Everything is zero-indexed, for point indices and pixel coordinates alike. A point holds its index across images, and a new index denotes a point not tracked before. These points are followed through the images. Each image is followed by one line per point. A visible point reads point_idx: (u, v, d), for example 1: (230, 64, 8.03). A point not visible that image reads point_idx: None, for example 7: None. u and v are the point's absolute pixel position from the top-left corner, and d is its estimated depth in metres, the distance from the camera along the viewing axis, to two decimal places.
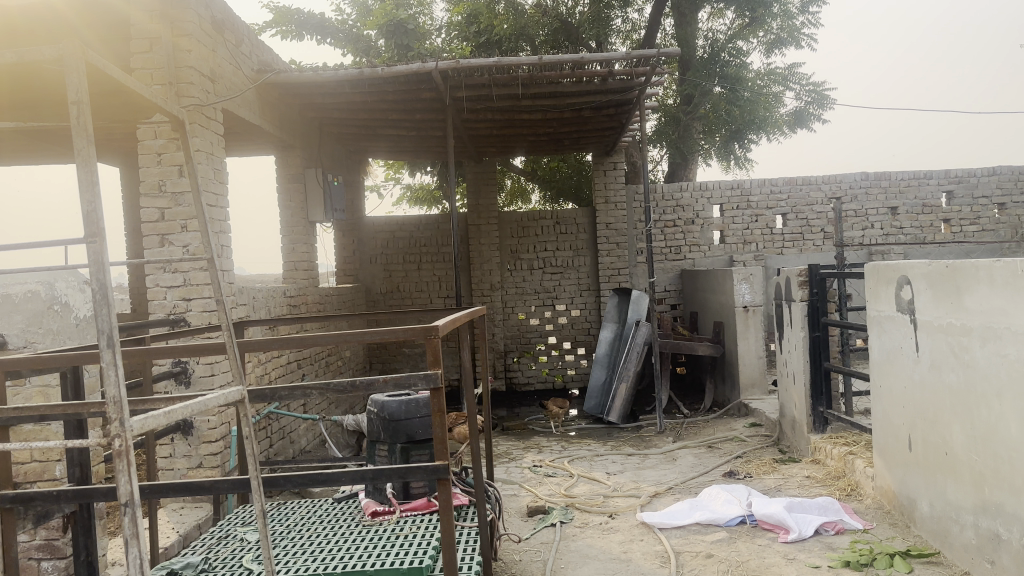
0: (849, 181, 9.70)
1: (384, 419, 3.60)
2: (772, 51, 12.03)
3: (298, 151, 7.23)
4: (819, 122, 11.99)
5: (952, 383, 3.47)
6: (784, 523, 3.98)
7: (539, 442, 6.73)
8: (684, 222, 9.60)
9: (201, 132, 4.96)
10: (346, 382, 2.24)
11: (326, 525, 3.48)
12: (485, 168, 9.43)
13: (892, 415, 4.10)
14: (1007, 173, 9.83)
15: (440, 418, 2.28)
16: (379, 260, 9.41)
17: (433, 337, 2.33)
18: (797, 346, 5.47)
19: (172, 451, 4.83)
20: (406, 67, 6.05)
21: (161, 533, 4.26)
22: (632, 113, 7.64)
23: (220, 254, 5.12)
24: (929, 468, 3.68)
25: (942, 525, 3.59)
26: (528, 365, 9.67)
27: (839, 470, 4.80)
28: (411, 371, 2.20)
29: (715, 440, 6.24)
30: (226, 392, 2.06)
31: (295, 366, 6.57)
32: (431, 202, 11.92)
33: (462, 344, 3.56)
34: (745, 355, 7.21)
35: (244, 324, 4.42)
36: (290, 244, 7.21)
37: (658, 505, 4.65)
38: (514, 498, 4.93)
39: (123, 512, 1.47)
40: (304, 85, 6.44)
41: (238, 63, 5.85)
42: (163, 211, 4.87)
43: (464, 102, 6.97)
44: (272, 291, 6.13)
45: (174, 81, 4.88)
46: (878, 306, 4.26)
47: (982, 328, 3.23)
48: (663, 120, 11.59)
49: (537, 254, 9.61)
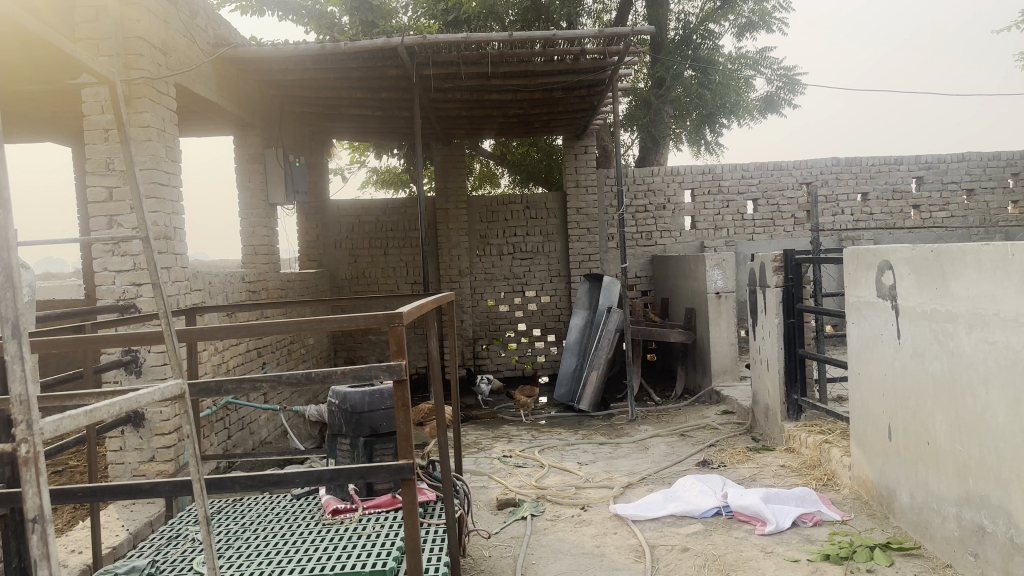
0: (820, 166, 9.65)
1: (346, 411, 3.42)
2: (744, 35, 11.88)
3: (258, 130, 6.96)
4: (790, 107, 11.96)
5: (935, 372, 3.37)
6: (761, 514, 3.87)
7: (508, 431, 6.57)
8: (655, 207, 9.48)
9: (151, 107, 4.69)
10: (300, 374, 2.04)
11: (283, 524, 3.27)
12: (453, 150, 9.21)
13: (871, 405, 4.00)
14: (976, 159, 9.84)
15: (404, 413, 2.09)
16: (344, 245, 9.16)
17: (396, 324, 2.13)
18: (771, 333, 5.36)
19: (122, 444, 4.59)
20: (371, 42, 5.80)
21: (109, 531, 4.03)
22: (604, 95, 7.44)
23: (173, 237, 4.86)
24: (910, 458, 3.59)
25: (923, 517, 3.50)
26: (498, 352, 9.50)
27: (815, 459, 4.71)
28: (372, 362, 2.02)
29: (688, 427, 6.13)
30: (161, 388, 1.81)
31: (255, 355, 6.33)
32: (398, 184, 11.66)
33: (429, 333, 3.36)
34: (717, 341, 7.11)
35: (196, 309, 4.16)
36: (250, 226, 6.95)
37: (631, 496, 4.51)
38: (483, 490, 4.76)
39: (31, 528, 1.27)
40: (263, 61, 6.16)
41: (193, 36, 5.57)
42: (111, 190, 4.60)
43: (431, 80, 6.73)
44: (230, 275, 5.87)
45: (121, 52, 4.61)
46: (857, 291, 4.16)
47: (968, 315, 3.12)
48: (634, 104, 11.45)
49: (507, 239, 9.42)
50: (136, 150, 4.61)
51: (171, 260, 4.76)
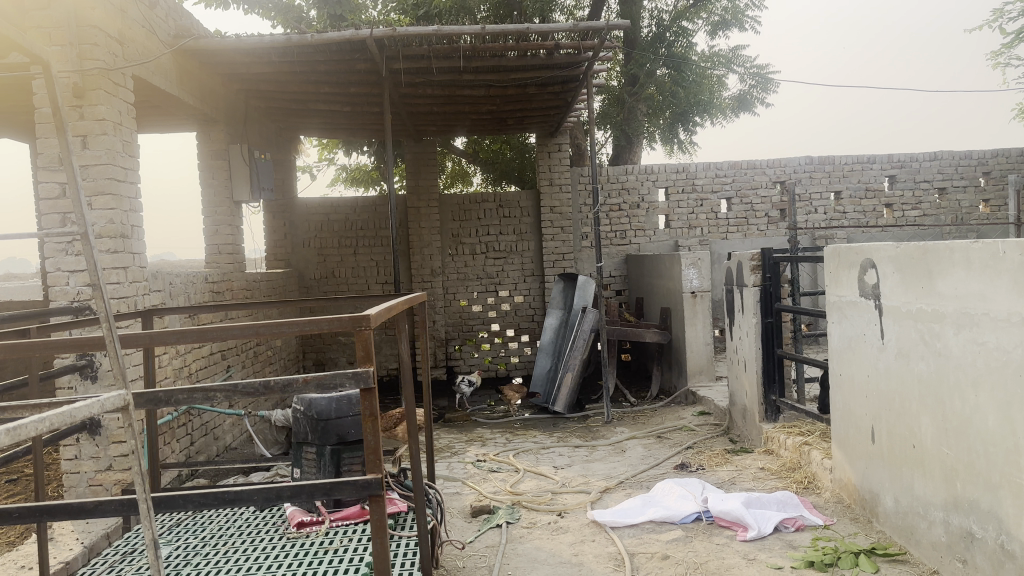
0: (794, 165, 9.63)
1: (312, 419, 3.25)
2: (716, 33, 11.82)
3: (222, 124, 6.75)
4: (763, 106, 11.95)
5: (921, 373, 3.29)
6: (742, 520, 3.76)
7: (482, 434, 6.43)
8: (630, 206, 9.40)
9: (107, 99, 4.47)
10: (258, 383, 1.88)
11: (244, 538, 3.10)
12: (425, 148, 9.04)
13: (853, 407, 3.91)
14: (947, 158, 9.88)
15: (372, 424, 1.94)
16: (312, 244, 8.95)
17: (364, 328, 1.96)
18: (748, 333, 5.27)
19: (78, 453, 4.37)
20: (339, 34, 5.61)
21: (62, 545, 3.82)
22: (578, 91, 7.32)
23: (132, 236, 4.65)
24: (895, 461, 3.51)
25: (908, 521, 3.42)
26: (471, 353, 9.34)
27: (795, 461, 4.62)
28: (337, 370, 1.87)
29: (664, 429, 6.02)
30: (101, 400, 1.63)
31: (218, 358, 6.11)
32: (368, 182, 11.47)
33: (400, 336, 3.19)
34: (693, 341, 7.01)
35: (154, 311, 3.94)
36: (214, 224, 6.75)
37: (609, 501, 4.39)
38: (456, 497, 4.61)
39: None
40: (226, 52, 5.94)
41: (153, 27, 5.36)
42: (65, 186, 4.40)
43: (402, 74, 6.57)
44: (192, 275, 5.66)
45: (76, 42, 4.39)
46: (838, 291, 4.09)
47: (956, 315, 3.04)
48: (607, 101, 11.38)
49: (480, 238, 9.28)
50: (91, 144, 4.40)
51: (129, 260, 4.55)
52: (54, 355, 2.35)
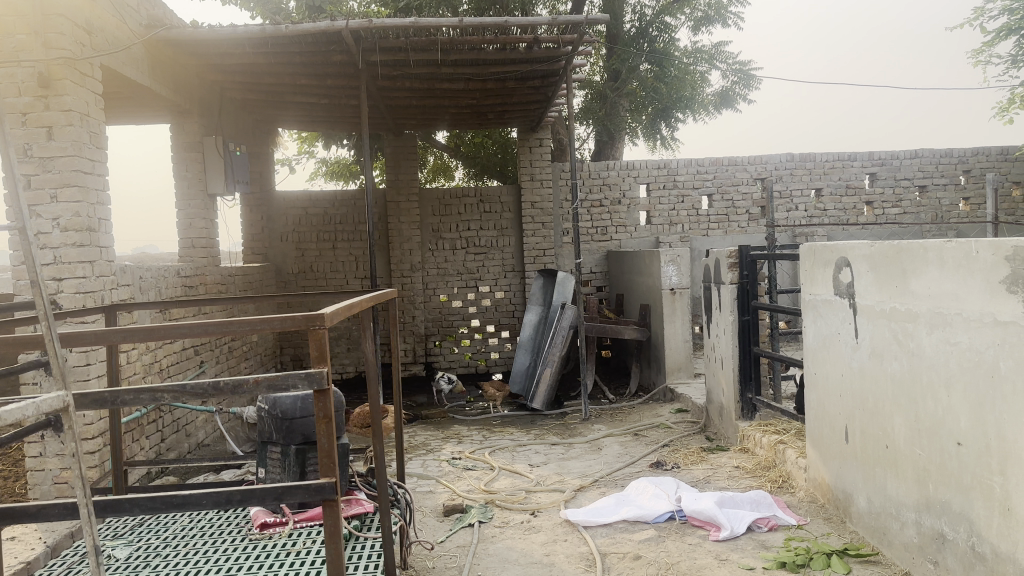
0: (775, 162, 9.63)
1: (277, 417, 3.19)
2: (699, 29, 11.79)
3: (196, 116, 6.65)
4: (745, 102, 11.95)
5: (894, 373, 3.27)
6: (715, 519, 3.73)
7: (459, 431, 6.37)
8: (611, 202, 9.36)
9: (74, 88, 4.36)
10: (206, 384, 1.82)
11: (206, 539, 3.03)
12: (404, 142, 8.96)
13: (827, 406, 3.89)
14: (927, 156, 9.91)
15: (326, 425, 1.88)
16: (290, 238, 8.86)
17: (318, 326, 1.89)
18: (725, 330, 5.24)
19: (42, 450, 4.28)
20: (314, 25, 5.53)
21: (24, 545, 3.73)
22: (559, 86, 7.27)
23: (99, 229, 4.56)
24: (869, 461, 3.49)
25: (881, 522, 3.40)
26: (451, 349, 9.28)
27: (770, 460, 4.59)
28: (289, 371, 1.82)
29: (641, 427, 5.99)
30: (36, 402, 1.57)
31: (190, 353, 6.02)
32: (348, 176, 11.38)
33: (366, 333, 3.13)
34: (671, 338, 6.99)
35: (119, 306, 3.85)
36: (187, 218, 6.65)
37: (583, 500, 4.35)
38: (429, 495, 4.56)
39: None
40: (200, 43, 5.84)
41: (124, 15, 5.26)
42: (29, 178, 4.30)
43: (379, 67, 6.49)
44: (163, 270, 5.57)
45: (40, 30, 4.28)
46: (813, 289, 4.07)
47: (929, 314, 3.02)
48: (589, 96, 11.33)
49: (460, 233, 9.21)
50: (56, 135, 4.30)
51: (95, 254, 4.46)
52: (15, 353, 2.27)
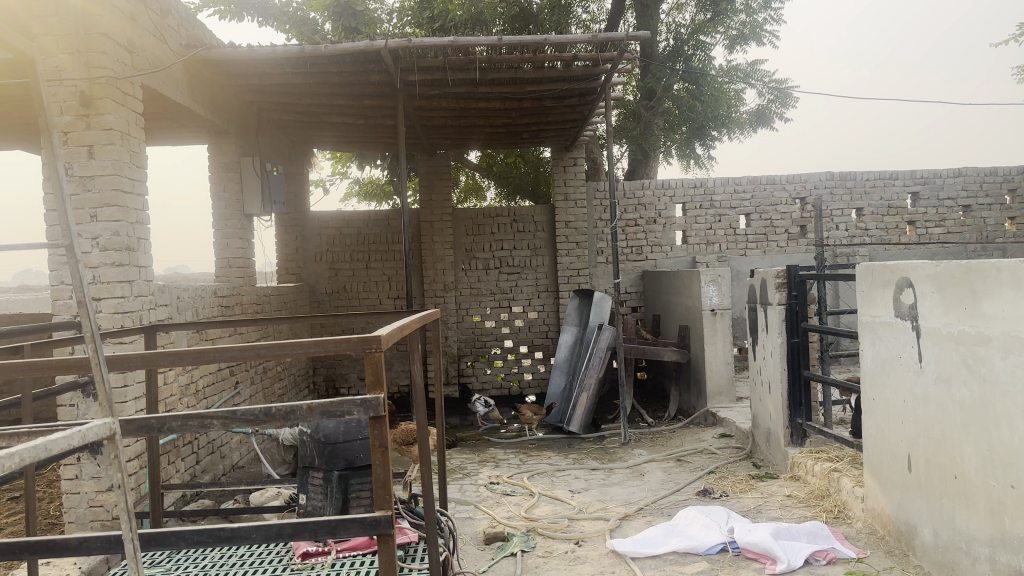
0: (814, 181, 9.45)
1: (319, 443, 3.10)
2: (734, 47, 11.68)
3: (233, 137, 6.66)
4: (782, 120, 11.80)
5: (964, 400, 3.10)
6: (771, 552, 3.56)
7: (495, 455, 6.25)
8: (646, 222, 9.23)
9: (115, 108, 4.35)
10: (258, 411, 1.72)
11: (246, 568, 2.92)
12: (438, 162, 8.92)
13: (887, 433, 3.72)
14: (972, 175, 9.67)
15: (382, 455, 1.77)
16: (324, 259, 8.85)
17: (374, 349, 1.79)
18: (773, 353, 5.07)
19: (79, 472, 4.22)
20: (352, 45, 5.49)
21: (59, 569, 3.66)
22: (596, 104, 7.17)
23: (137, 249, 4.52)
24: (934, 492, 3.32)
25: (950, 557, 3.21)
26: (483, 370, 9.16)
27: (823, 489, 4.41)
28: (344, 397, 1.72)
29: (684, 452, 5.82)
30: (83, 430, 1.47)
31: (226, 374, 5.98)
32: (382, 197, 11.40)
33: (412, 355, 3.03)
34: (712, 360, 6.81)
35: (158, 327, 3.78)
36: (224, 238, 6.62)
37: (629, 529, 4.20)
38: (469, 522, 4.43)
39: None
40: (239, 63, 5.84)
41: (164, 36, 5.27)
42: (71, 197, 4.29)
43: (416, 86, 6.46)
44: (201, 290, 5.54)
45: (82, 49, 4.28)
46: (871, 311, 3.91)
47: (1003, 338, 2.85)
48: (623, 116, 11.27)
49: (493, 253, 9.13)
50: (97, 155, 4.28)
51: (135, 273, 4.43)
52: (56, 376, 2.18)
